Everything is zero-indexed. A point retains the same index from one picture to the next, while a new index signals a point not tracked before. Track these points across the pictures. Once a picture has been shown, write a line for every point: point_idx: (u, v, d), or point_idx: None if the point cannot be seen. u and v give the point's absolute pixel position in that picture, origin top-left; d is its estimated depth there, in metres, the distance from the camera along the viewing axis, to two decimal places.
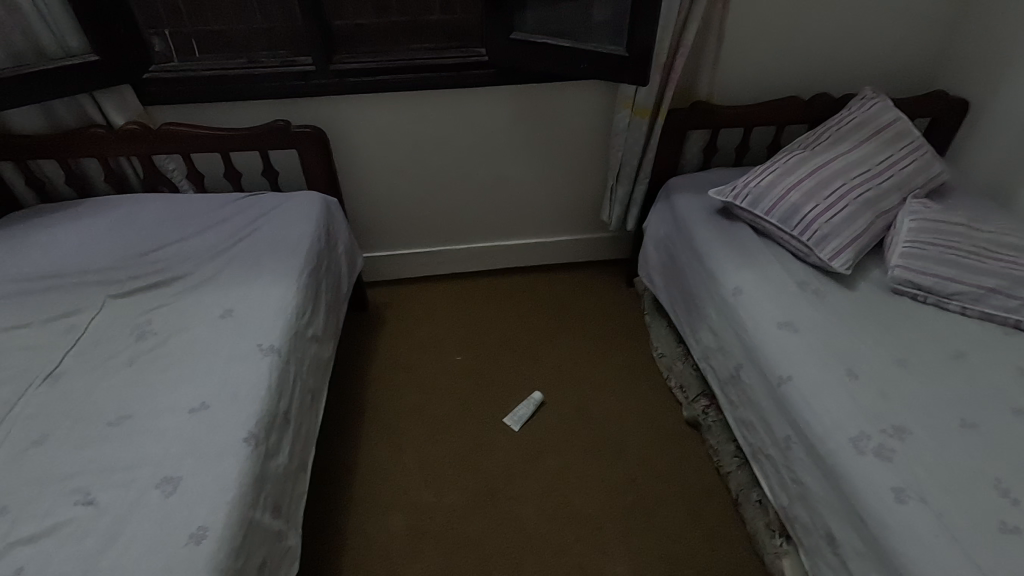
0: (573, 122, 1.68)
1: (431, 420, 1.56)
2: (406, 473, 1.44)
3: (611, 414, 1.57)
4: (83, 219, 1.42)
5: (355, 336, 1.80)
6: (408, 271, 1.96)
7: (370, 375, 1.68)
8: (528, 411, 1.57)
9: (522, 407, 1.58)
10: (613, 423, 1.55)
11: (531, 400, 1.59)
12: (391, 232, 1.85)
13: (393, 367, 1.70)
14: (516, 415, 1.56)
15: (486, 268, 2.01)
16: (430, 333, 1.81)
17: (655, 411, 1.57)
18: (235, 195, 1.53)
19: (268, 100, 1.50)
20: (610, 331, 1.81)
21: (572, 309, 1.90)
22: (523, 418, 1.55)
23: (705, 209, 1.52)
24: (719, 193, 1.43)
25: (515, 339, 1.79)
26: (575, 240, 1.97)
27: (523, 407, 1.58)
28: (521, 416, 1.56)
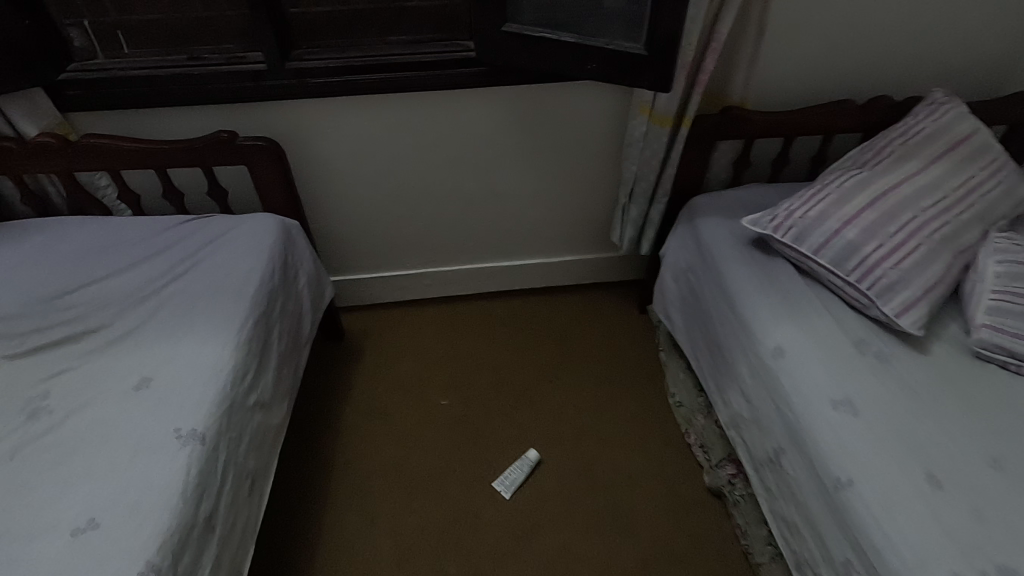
0: (579, 129, 1.42)
1: (408, 482, 1.35)
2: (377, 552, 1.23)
3: (618, 475, 1.35)
4: None
5: (323, 372, 1.57)
6: (390, 294, 1.72)
7: (338, 421, 1.46)
8: (521, 473, 1.35)
9: (513, 469, 1.36)
10: (621, 489, 1.33)
11: (525, 459, 1.37)
12: (368, 253, 1.61)
13: (368, 414, 1.48)
14: (505, 478, 1.34)
15: (479, 291, 1.77)
16: (411, 371, 1.58)
17: (670, 475, 1.35)
18: (177, 217, 1.28)
19: (213, 105, 1.25)
20: (619, 371, 1.57)
21: (576, 342, 1.65)
22: (514, 483, 1.33)
23: (735, 238, 1.26)
24: (756, 223, 1.17)
25: (509, 380, 1.56)
26: (580, 260, 1.72)
27: (516, 468, 1.36)
28: (512, 480, 1.34)
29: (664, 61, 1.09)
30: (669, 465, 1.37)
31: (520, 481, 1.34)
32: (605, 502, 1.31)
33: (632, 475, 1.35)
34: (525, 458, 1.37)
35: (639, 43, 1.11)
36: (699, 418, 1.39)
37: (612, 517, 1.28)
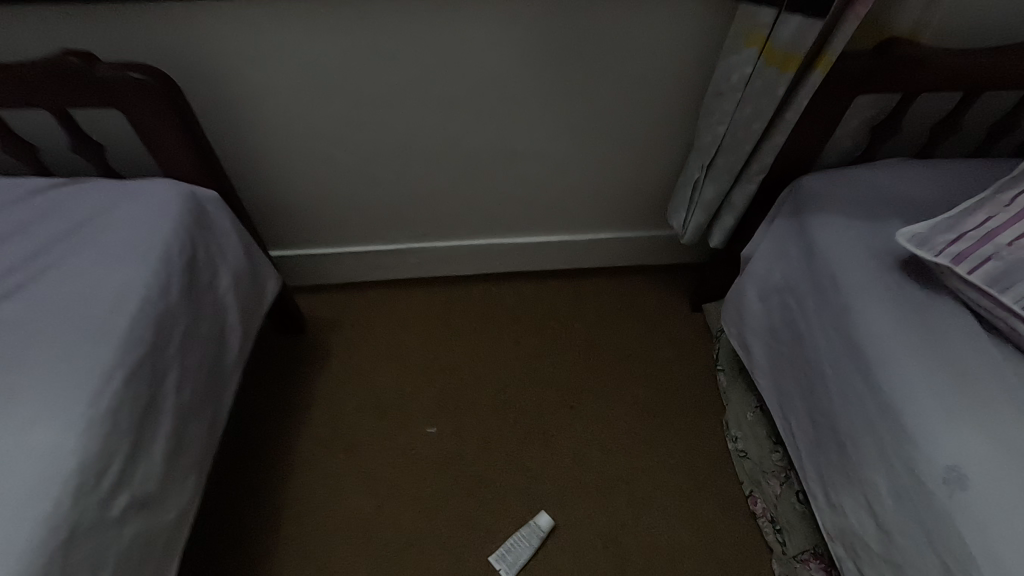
0: (639, 65, 0.94)
1: (386, 546, 1.03)
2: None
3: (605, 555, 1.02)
4: None
5: (270, 381, 1.21)
6: (364, 274, 1.32)
7: (289, 454, 1.12)
8: (529, 547, 1.03)
9: (520, 538, 1.03)
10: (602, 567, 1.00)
11: (536, 528, 1.04)
12: (333, 225, 1.19)
13: (330, 444, 1.14)
14: (508, 551, 1.02)
15: (481, 272, 1.36)
16: (388, 384, 1.22)
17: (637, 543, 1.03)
18: (22, 185, 0.84)
19: (56, 5, 0.77)
20: (658, 398, 1.21)
21: (603, 353, 1.27)
22: (520, 560, 1.01)
23: (877, 256, 0.82)
24: (923, 243, 0.75)
25: (517, 404, 1.20)
26: (616, 240, 1.30)
27: (524, 538, 1.03)
28: (516, 555, 1.02)
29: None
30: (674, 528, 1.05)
31: (527, 557, 1.02)
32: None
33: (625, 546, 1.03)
34: (536, 527, 1.04)
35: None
36: (770, 482, 1.04)
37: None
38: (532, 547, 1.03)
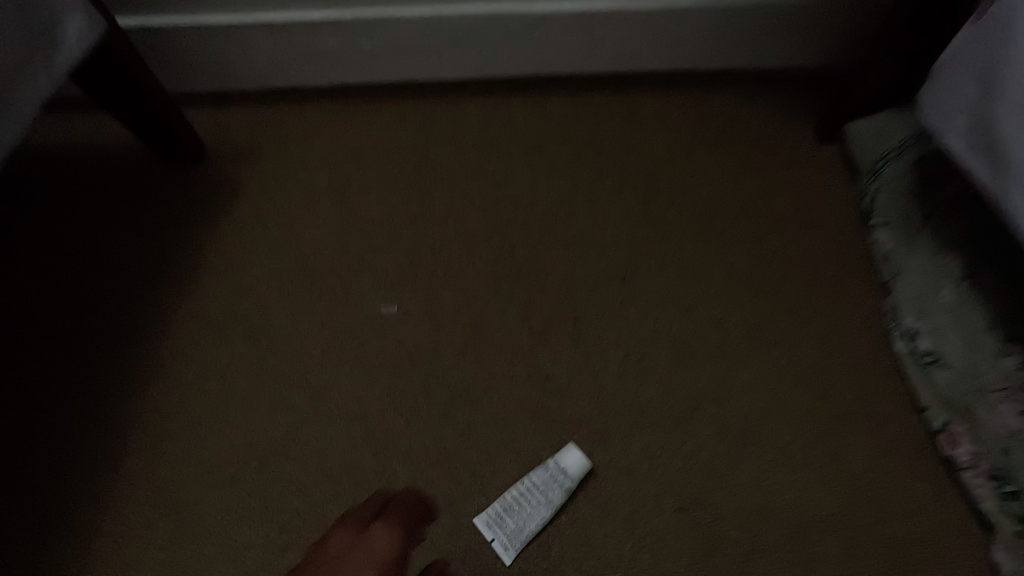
0: None
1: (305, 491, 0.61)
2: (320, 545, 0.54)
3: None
4: None
5: (138, 225, 0.77)
6: (295, 73, 0.84)
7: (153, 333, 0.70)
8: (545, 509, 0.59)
9: (532, 494, 0.59)
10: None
11: (563, 478, 0.59)
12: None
13: (226, 322, 0.70)
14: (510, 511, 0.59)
15: (483, 77, 0.87)
16: (326, 239, 0.76)
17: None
18: None
19: None
20: (766, 268, 0.73)
21: (675, 200, 0.78)
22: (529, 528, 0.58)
23: None
24: None
25: (534, 274, 0.73)
26: (701, 17, 0.79)
27: (539, 493, 0.59)
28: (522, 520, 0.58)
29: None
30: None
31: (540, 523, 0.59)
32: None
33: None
34: (562, 477, 0.59)
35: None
36: (997, 412, 0.57)
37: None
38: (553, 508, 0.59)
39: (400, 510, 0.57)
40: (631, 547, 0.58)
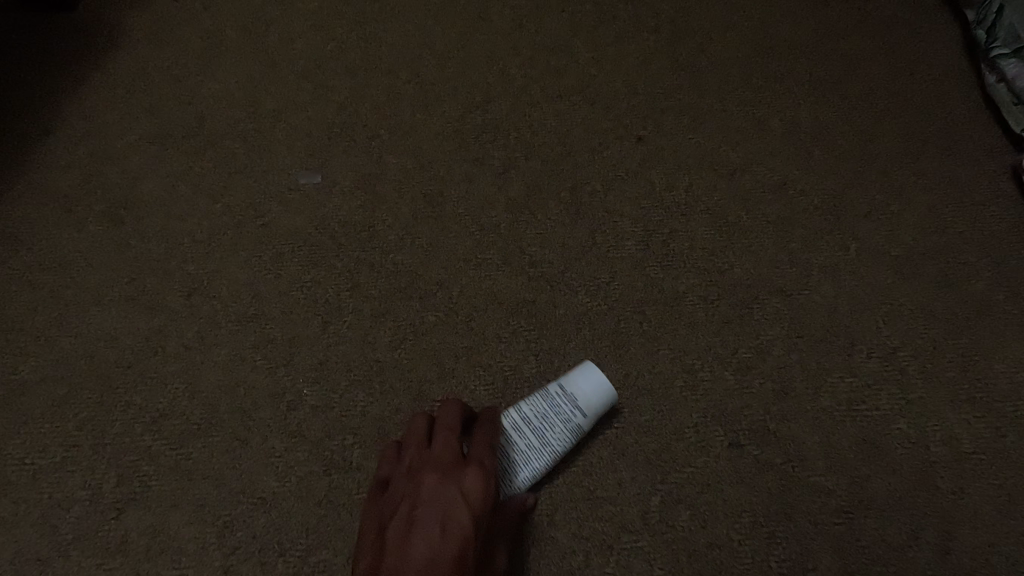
0: None
1: (170, 424, 0.41)
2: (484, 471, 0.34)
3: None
4: None
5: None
6: None
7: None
8: (540, 455, 0.37)
9: (523, 432, 0.37)
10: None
11: (575, 408, 0.37)
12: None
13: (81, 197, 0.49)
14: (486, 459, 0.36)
15: None
16: (229, 91, 0.55)
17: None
18: None
19: None
20: (842, 121, 0.52)
21: (710, 38, 0.57)
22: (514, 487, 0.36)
23: None
24: None
25: (515, 132, 0.52)
26: None
27: (533, 432, 0.37)
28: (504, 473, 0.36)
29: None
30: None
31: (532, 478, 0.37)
32: (835, 558, 0.37)
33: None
34: (573, 408, 0.37)
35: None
36: None
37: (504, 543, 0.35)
38: (554, 455, 0.37)
39: (491, 436, 0.36)
40: (662, 503, 0.38)
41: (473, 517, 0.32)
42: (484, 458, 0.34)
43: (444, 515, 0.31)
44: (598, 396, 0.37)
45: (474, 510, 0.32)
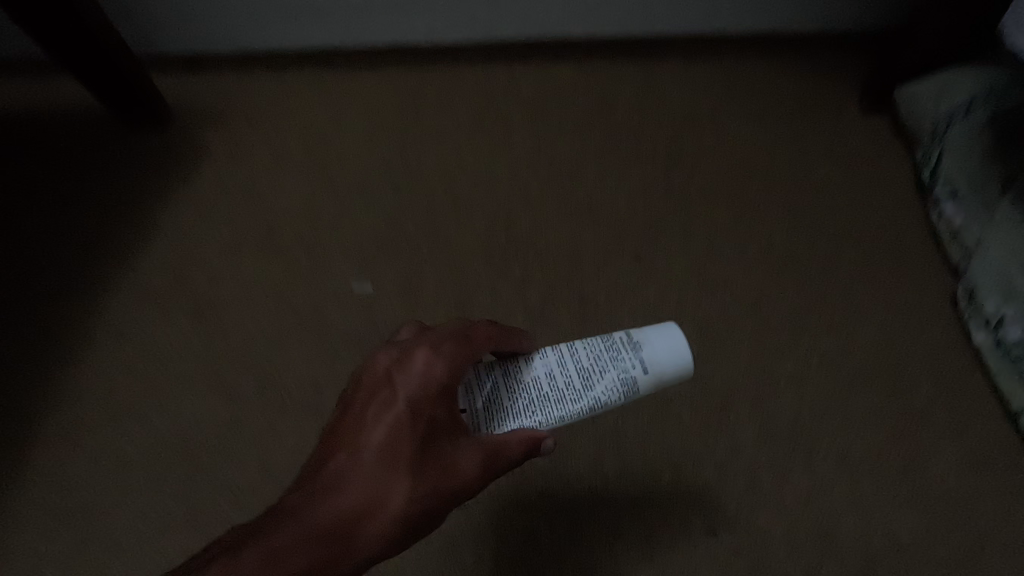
0: None
1: (261, 488, 0.52)
2: (440, 363, 0.33)
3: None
4: None
5: (101, 192, 0.69)
6: (272, 29, 0.76)
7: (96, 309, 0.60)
8: (581, 400, 0.36)
9: (569, 371, 0.36)
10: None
11: (641, 366, 0.36)
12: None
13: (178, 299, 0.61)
14: (524, 388, 0.36)
15: (483, 39, 0.78)
16: (297, 208, 0.67)
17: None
18: None
19: None
20: (809, 244, 0.62)
21: (698, 169, 0.68)
22: (548, 420, 0.35)
23: None
24: None
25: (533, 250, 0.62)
26: None
27: (582, 372, 0.36)
28: (538, 405, 0.35)
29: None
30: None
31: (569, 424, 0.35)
32: None
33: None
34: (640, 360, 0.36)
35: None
36: None
37: (478, 451, 0.33)
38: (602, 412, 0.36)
39: (470, 341, 0.34)
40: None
41: (405, 419, 0.32)
42: (438, 356, 0.33)
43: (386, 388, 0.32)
44: (666, 356, 0.36)
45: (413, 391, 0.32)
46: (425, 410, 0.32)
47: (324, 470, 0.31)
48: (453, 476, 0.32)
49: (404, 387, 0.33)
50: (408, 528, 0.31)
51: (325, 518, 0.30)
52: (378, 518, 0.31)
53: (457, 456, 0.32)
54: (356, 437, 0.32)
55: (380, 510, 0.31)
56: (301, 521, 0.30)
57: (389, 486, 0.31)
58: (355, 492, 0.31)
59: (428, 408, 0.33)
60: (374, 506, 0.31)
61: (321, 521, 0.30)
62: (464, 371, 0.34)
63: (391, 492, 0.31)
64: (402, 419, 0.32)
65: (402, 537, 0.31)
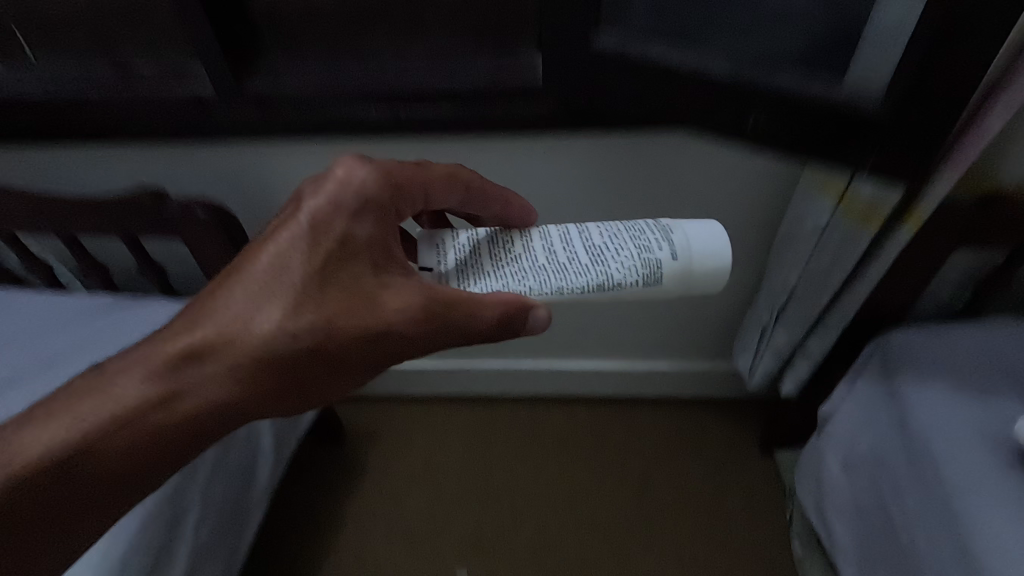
0: (706, 206, 0.87)
1: None
2: (375, 182, 0.51)
3: (94, 425, 0.45)
4: None
5: (311, 491, 1.19)
6: (407, 387, 1.28)
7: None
8: (592, 265, 0.52)
9: (585, 245, 0.54)
10: (109, 443, 0.45)
11: (675, 236, 0.53)
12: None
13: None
14: (530, 235, 0.55)
15: (532, 393, 1.29)
16: (424, 513, 1.16)
17: (147, 474, 0.46)
18: (97, 302, 0.89)
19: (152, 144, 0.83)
20: (719, 556, 1.08)
21: (658, 498, 1.15)
22: (540, 284, 0.53)
23: (1000, 458, 0.69)
24: None
25: (559, 553, 1.10)
26: (682, 366, 1.18)
27: (602, 237, 0.54)
28: (527, 252, 0.54)
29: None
30: (120, 500, 0.46)
31: (577, 273, 0.52)
32: None
33: (68, 469, 0.44)
34: (672, 237, 0.53)
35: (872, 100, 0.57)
36: None
37: (398, 304, 0.49)
38: (618, 265, 0.52)
39: (453, 176, 0.56)
40: None
41: (300, 243, 0.48)
42: (363, 164, 0.52)
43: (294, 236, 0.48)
44: (688, 243, 0.53)
45: (304, 222, 0.48)
46: (346, 216, 0.49)
47: (217, 314, 0.47)
48: (375, 300, 0.49)
49: (341, 178, 0.50)
50: (293, 355, 0.47)
51: (202, 333, 0.46)
52: (262, 330, 0.46)
53: (382, 295, 0.49)
54: (293, 210, 0.49)
55: (268, 297, 0.47)
56: (183, 393, 0.46)
57: (267, 308, 0.47)
58: (263, 283, 0.47)
59: (339, 226, 0.49)
60: (265, 314, 0.47)
61: (206, 330, 0.46)
62: (441, 199, 0.56)
63: (286, 304, 0.47)
64: (318, 221, 0.49)
65: (294, 346, 0.47)
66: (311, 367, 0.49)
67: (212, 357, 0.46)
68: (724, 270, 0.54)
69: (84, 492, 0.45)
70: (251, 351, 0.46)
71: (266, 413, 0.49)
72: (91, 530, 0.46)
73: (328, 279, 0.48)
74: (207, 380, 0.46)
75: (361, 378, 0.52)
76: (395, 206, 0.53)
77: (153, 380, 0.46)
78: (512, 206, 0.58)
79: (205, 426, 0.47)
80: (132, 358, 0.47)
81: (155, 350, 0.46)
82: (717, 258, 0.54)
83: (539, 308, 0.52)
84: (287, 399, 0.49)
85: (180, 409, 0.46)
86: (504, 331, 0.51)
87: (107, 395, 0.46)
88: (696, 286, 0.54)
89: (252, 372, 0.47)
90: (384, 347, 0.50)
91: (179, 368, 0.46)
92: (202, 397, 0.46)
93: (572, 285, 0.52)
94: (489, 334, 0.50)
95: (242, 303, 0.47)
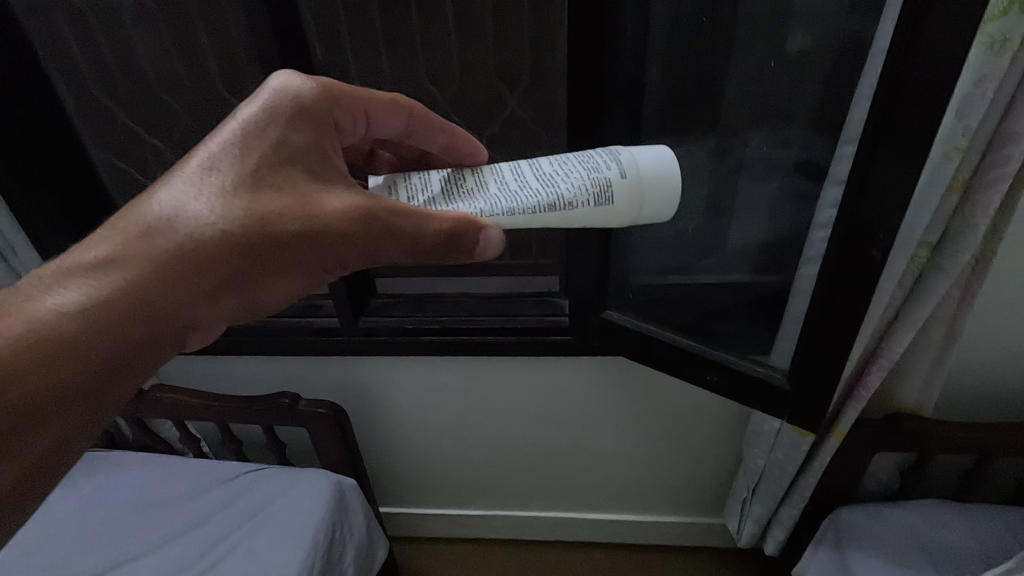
0: (690, 402, 1.17)
1: None
2: (312, 95, 0.59)
3: (8, 345, 0.42)
4: (66, 483, 1.18)
5: None
6: (453, 531, 1.51)
7: None
8: (538, 194, 0.58)
9: (535, 179, 0.59)
10: (35, 355, 0.43)
11: (623, 156, 0.60)
12: (442, 483, 1.41)
13: None
14: (483, 174, 0.62)
15: (559, 538, 1.50)
16: None
17: (87, 393, 0.45)
18: (237, 469, 1.20)
19: (294, 355, 1.19)
20: None
21: None
22: (491, 206, 0.58)
23: None
24: None
25: None
26: (686, 518, 1.40)
27: (549, 177, 0.59)
28: (481, 188, 0.60)
29: (815, 372, 0.81)
30: (58, 431, 0.43)
31: (528, 196, 0.58)
32: None
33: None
34: (620, 157, 0.60)
35: (785, 370, 0.88)
36: None
37: (338, 204, 0.54)
38: (569, 185, 0.58)
39: (388, 101, 0.65)
40: None
41: (234, 130, 0.55)
42: (298, 78, 0.60)
43: (234, 143, 0.54)
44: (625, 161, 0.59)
45: (250, 123, 0.55)
46: (280, 124, 0.56)
47: (126, 245, 0.49)
48: (313, 206, 0.54)
49: (276, 90, 0.58)
50: (225, 240, 0.50)
51: (130, 227, 0.49)
52: (198, 217, 0.50)
53: (324, 198, 0.54)
54: (228, 117, 0.56)
55: (210, 179, 0.52)
56: (109, 271, 0.47)
57: (209, 207, 0.51)
58: (199, 177, 0.52)
59: (273, 122, 0.56)
60: (200, 199, 0.51)
61: (135, 228, 0.49)
62: (386, 123, 0.66)
63: (226, 183, 0.52)
64: (251, 127, 0.55)
65: (233, 235, 0.51)
66: (243, 256, 0.51)
67: (139, 260, 0.48)
68: (673, 185, 0.60)
69: (16, 420, 0.41)
70: (186, 244, 0.49)
71: (197, 309, 0.50)
72: (53, 462, 0.44)
73: (268, 174, 0.53)
74: (134, 276, 0.48)
75: (304, 276, 0.55)
76: (331, 117, 0.60)
77: (72, 285, 0.46)
78: (448, 130, 0.67)
79: (130, 337, 0.47)
80: (56, 267, 0.47)
81: (84, 252, 0.48)
82: (663, 173, 0.59)
83: (489, 229, 0.57)
84: (224, 300, 0.52)
85: (103, 305, 0.46)
86: (451, 241, 0.56)
87: (27, 312, 0.44)
88: (647, 209, 0.60)
89: (188, 267, 0.49)
90: (327, 243, 0.53)
91: (90, 304, 0.46)
92: (126, 285, 0.47)
93: (523, 205, 0.57)
94: (439, 244, 0.56)
95: (174, 193, 0.51)
